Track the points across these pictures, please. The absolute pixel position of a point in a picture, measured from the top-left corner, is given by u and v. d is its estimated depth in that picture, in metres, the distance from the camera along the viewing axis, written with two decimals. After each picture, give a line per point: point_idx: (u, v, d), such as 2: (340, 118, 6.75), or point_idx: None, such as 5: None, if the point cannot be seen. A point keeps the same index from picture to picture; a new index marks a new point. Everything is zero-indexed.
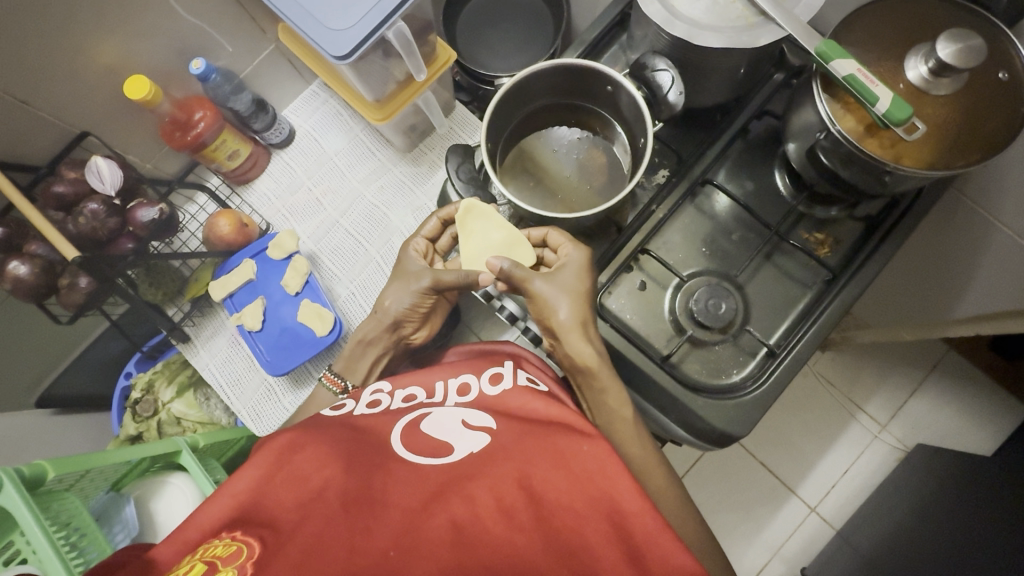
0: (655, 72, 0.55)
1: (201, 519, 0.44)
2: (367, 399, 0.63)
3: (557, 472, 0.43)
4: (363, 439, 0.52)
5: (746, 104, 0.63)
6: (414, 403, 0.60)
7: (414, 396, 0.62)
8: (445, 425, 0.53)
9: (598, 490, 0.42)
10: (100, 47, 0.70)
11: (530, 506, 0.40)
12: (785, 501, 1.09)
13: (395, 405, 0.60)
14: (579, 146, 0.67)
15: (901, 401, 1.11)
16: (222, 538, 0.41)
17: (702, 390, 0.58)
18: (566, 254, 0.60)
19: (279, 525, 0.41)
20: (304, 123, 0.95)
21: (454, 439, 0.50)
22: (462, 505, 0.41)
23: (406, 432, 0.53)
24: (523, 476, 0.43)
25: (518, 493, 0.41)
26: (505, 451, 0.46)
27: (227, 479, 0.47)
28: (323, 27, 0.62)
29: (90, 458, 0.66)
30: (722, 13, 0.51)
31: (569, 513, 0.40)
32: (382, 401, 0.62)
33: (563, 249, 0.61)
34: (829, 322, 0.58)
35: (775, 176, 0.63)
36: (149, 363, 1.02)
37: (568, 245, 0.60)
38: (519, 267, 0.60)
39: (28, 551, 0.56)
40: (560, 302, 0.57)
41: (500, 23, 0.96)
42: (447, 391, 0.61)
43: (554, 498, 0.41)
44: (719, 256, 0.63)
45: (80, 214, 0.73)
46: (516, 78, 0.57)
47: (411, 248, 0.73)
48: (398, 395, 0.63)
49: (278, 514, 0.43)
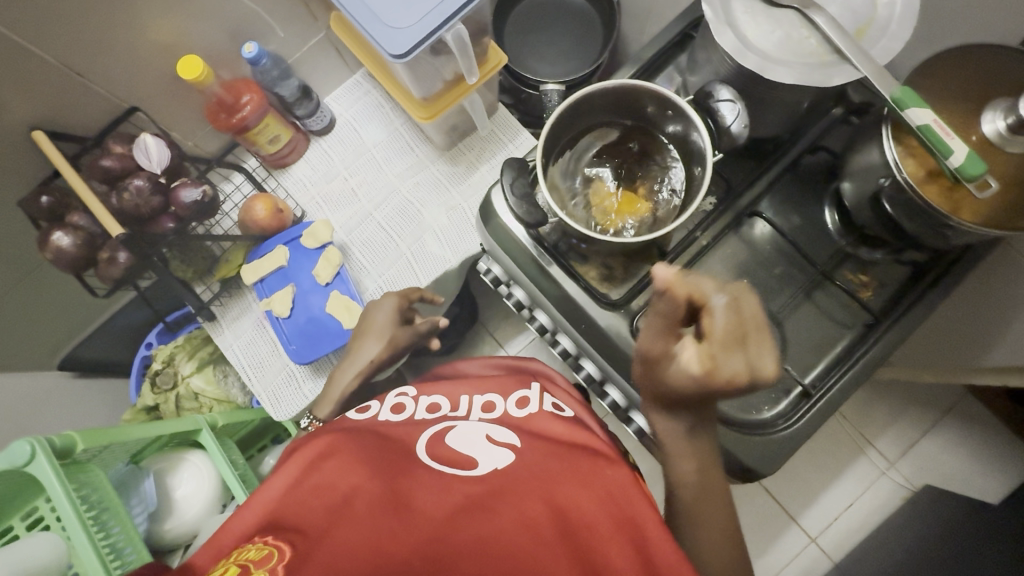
0: (718, 102, 0.53)
1: (233, 527, 0.43)
2: (392, 402, 0.64)
3: (583, 490, 0.43)
4: (385, 446, 0.51)
5: (800, 137, 0.62)
6: (438, 415, 0.59)
7: (438, 407, 0.61)
8: (469, 439, 0.52)
9: (623, 513, 0.42)
10: (158, 26, 0.70)
11: (557, 521, 0.40)
12: (786, 529, 1.11)
13: (419, 415, 0.60)
14: (633, 171, 0.61)
15: (912, 440, 1.11)
16: (254, 542, 0.40)
17: (726, 422, 0.58)
18: (724, 358, 0.39)
19: (307, 530, 0.40)
20: (345, 112, 0.95)
21: (477, 453, 0.50)
22: (491, 517, 0.41)
23: (431, 444, 0.52)
24: (550, 494, 0.43)
25: (545, 510, 0.41)
26: (530, 470, 0.46)
27: (256, 489, 0.47)
28: (384, 25, 0.61)
29: (115, 431, 0.66)
30: (796, 48, 0.48)
31: (595, 530, 0.40)
32: (407, 407, 0.62)
33: (735, 348, 0.39)
34: (867, 368, 0.58)
35: (824, 212, 0.62)
36: (169, 337, 1.04)
37: (728, 350, 0.39)
38: (663, 323, 0.42)
39: (51, 518, 0.60)
40: (683, 392, 0.43)
41: (548, 27, 0.96)
42: (471, 406, 0.61)
43: (580, 515, 0.41)
44: (758, 289, 0.62)
45: (125, 190, 0.72)
46: (602, 84, 0.53)
47: (388, 298, 0.76)
48: (422, 402, 0.63)
49: (307, 520, 0.42)
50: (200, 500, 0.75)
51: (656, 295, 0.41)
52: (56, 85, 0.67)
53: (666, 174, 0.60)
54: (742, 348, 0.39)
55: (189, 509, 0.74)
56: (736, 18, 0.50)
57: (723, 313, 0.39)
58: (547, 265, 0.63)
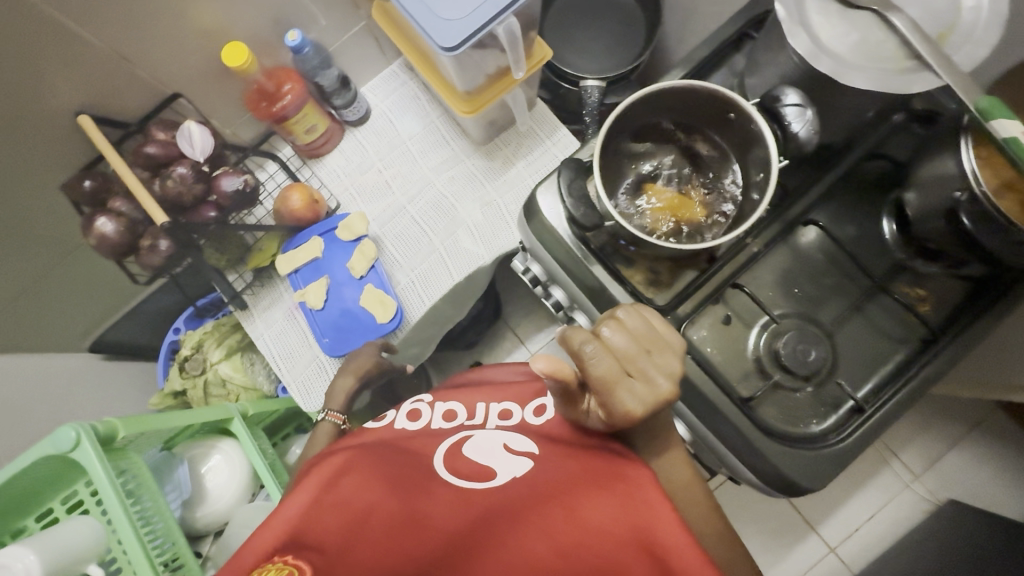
0: (784, 107, 0.51)
1: (254, 547, 0.40)
2: (408, 410, 0.61)
3: (599, 495, 0.41)
4: (402, 460, 0.48)
5: (860, 142, 0.59)
6: (456, 423, 0.57)
7: (454, 414, 0.59)
8: (487, 448, 0.50)
9: (638, 518, 0.39)
10: (204, 11, 0.69)
11: (573, 531, 0.38)
12: (804, 537, 1.11)
13: (436, 423, 0.57)
14: (688, 173, 0.59)
15: (937, 453, 1.09)
16: (273, 563, 0.37)
17: (772, 435, 0.57)
18: (616, 400, 0.44)
19: (328, 548, 0.38)
20: (381, 103, 0.94)
21: (494, 462, 0.48)
22: (508, 530, 0.39)
23: (448, 455, 0.49)
24: (564, 500, 0.41)
25: (562, 519, 0.39)
26: (543, 477, 0.44)
27: (276, 505, 0.44)
28: (435, 16, 0.60)
29: (153, 418, 0.66)
30: (872, 52, 0.46)
31: (610, 539, 0.38)
32: (423, 414, 0.59)
33: (623, 388, 0.44)
34: (922, 386, 0.56)
35: (881, 222, 0.60)
36: (197, 322, 1.04)
37: (625, 388, 0.44)
38: (561, 394, 0.46)
39: (92, 502, 0.60)
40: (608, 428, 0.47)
41: (589, 21, 0.93)
42: (488, 413, 0.58)
43: (597, 523, 0.39)
44: (806, 299, 0.60)
45: (169, 177, 0.73)
46: (657, 85, 0.52)
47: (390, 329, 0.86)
48: (438, 410, 0.60)
49: (325, 536, 0.39)
50: (233, 489, 0.76)
51: (544, 380, 0.44)
52: (103, 68, 0.68)
53: (725, 177, 0.57)
54: (630, 379, 0.44)
55: (223, 497, 0.75)
56: (809, 19, 0.48)
57: (598, 360, 0.44)
58: (588, 265, 0.61)
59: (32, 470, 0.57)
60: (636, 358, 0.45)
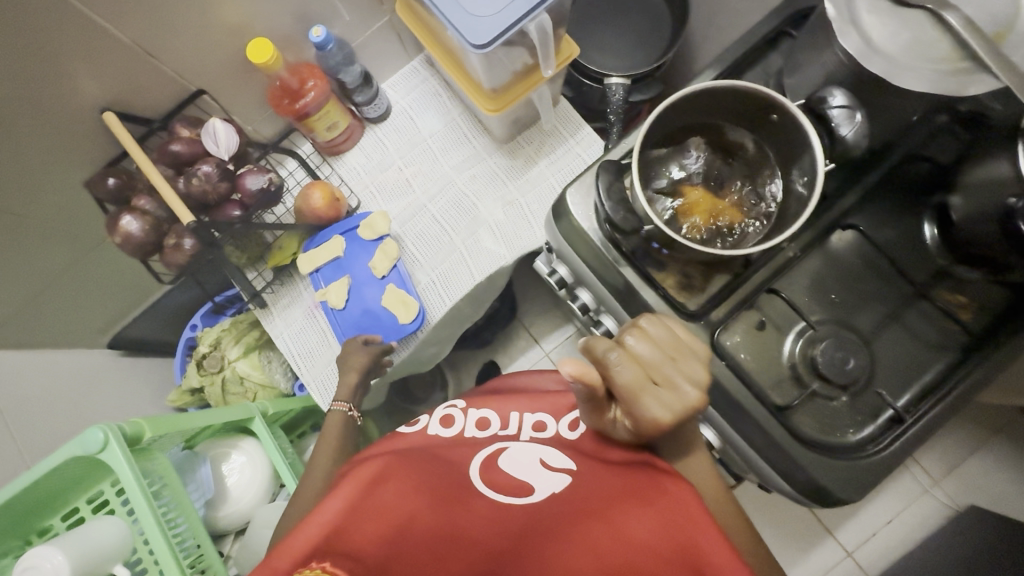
0: (830, 108, 0.52)
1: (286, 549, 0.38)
2: (440, 415, 0.60)
3: (644, 511, 0.39)
4: (438, 469, 0.47)
5: (902, 143, 0.57)
6: (490, 433, 0.56)
7: (488, 423, 0.57)
8: (523, 462, 0.49)
9: (685, 537, 0.38)
10: (229, 6, 0.69)
11: (618, 550, 0.37)
12: (821, 541, 1.10)
13: (469, 432, 0.56)
14: (726, 177, 0.57)
15: (958, 458, 1.07)
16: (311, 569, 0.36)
17: (808, 444, 0.55)
18: (644, 408, 0.44)
19: (366, 559, 0.37)
20: (401, 99, 0.92)
21: (531, 478, 0.47)
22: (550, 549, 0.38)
23: (485, 465, 0.49)
24: (607, 517, 0.39)
25: (605, 537, 0.38)
26: (583, 493, 0.43)
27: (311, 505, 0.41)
28: (465, 12, 0.59)
29: (178, 419, 0.66)
30: (927, 53, 0.45)
31: (657, 560, 0.37)
32: (455, 421, 0.59)
33: (650, 395, 0.44)
34: (962, 395, 0.55)
35: (923, 226, 0.58)
36: (213, 318, 1.02)
37: (651, 394, 0.44)
38: (587, 405, 0.46)
39: (117, 503, 0.60)
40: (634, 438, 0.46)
41: (614, 17, 0.91)
42: (523, 424, 0.57)
43: (642, 541, 0.37)
44: (844, 305, 0.58)
45: (194, 175, 0.73)
46: (704, 84, 0.50)
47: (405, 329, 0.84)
48: (472, 417, 0.59)
49: (363, 545, 0.38)
50: (255, 490, 0.75)
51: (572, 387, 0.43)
52: (128, 65, 0.68)
53: (765, 184, 0.56)
54: (657, 386, 0.44)
55: (245, 498, 0.75)
56: (859, 18, 0.46)
57: (624, 366, 0.43)
58: (617, 263, 0.59)
59: (60, 471, 0.56)
60: (661, 365, 0.45)
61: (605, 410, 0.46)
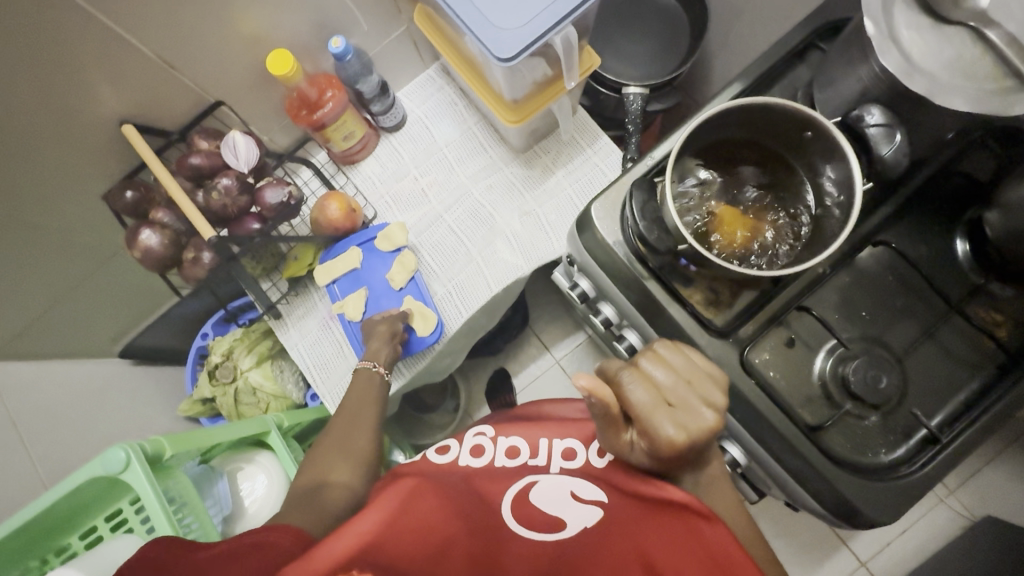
0: (868, 127, 0.51)
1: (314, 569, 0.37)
2: (470, 443, 0.59)
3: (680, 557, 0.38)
4: (467, 501, 0.47)
5: (939, 157, 0.56)
6: (520, 463, 0.54)
7: (518, 452, 0.56)
8: (553, 494, 0.48)
9: None
10: (248, 18, 0.68)
11: None
12: (835, 551, 1.08)
13: (500, 461, 0.55)
14: (754, 192, 0.56)
15: (973, 467, 1.06)
16: None
17: (840, 463, 0.55)
18: (658, 428, 0.42)
19: None
20: (417, 108, 0.92)
21: (564, 511, 0.46)
22: None
23: (516, 500, 0.47)
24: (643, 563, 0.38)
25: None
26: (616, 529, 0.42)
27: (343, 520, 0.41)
28: (491, 25, 0.58)
29: (197, 436, 0.65)
30: (968, 71, 0.44)
31: None
32: (485, 450, 0.57)
33: (664, 416, 0.43)
34: (998, 416, 0.54)
35: (956, 243, 0.57)
36: (225, 327, 1.01)
37: (665, 414, 0.43)
38: (601, 424, 0.45)
39: (135, 521, 0.59)
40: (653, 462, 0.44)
41: (631, 25, 0.91)
42: (551, 453, 0.55)
43: None
44: (876, 322, 0.57)
45: (213, 189, 0.73)
46: (737, 102, 0.50)
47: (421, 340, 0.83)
48: (501, 446, 0.58)
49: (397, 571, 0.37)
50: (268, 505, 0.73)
51: (585, 403, 0.43)
52: (148, 78, 0.67)
53: (795, 201, 0.55)
54: (671, 407, 0.43)
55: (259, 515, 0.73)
56: (900, 34, 0.45)
57: (636, 385, 0.43)
58: (644, 279, 0.58)
59: (81, 490, 0.56)
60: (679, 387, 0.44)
61: (621, 432, 0.45)
